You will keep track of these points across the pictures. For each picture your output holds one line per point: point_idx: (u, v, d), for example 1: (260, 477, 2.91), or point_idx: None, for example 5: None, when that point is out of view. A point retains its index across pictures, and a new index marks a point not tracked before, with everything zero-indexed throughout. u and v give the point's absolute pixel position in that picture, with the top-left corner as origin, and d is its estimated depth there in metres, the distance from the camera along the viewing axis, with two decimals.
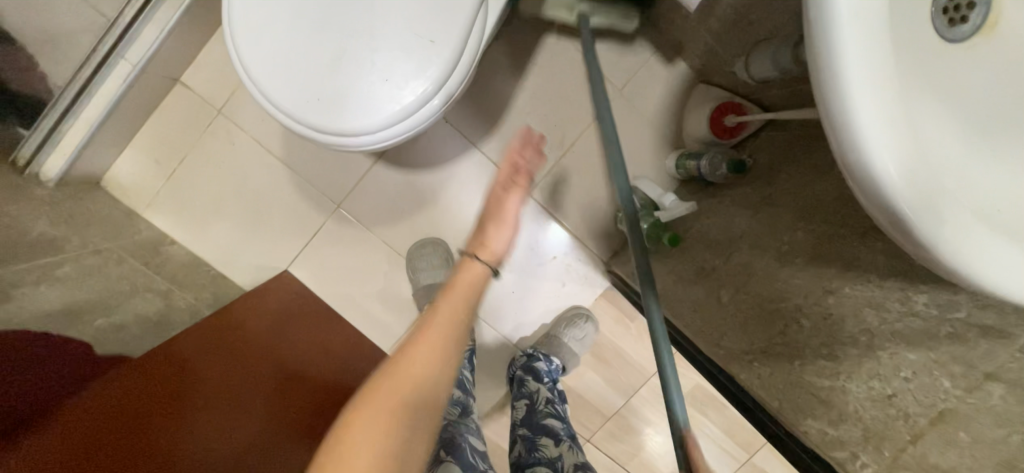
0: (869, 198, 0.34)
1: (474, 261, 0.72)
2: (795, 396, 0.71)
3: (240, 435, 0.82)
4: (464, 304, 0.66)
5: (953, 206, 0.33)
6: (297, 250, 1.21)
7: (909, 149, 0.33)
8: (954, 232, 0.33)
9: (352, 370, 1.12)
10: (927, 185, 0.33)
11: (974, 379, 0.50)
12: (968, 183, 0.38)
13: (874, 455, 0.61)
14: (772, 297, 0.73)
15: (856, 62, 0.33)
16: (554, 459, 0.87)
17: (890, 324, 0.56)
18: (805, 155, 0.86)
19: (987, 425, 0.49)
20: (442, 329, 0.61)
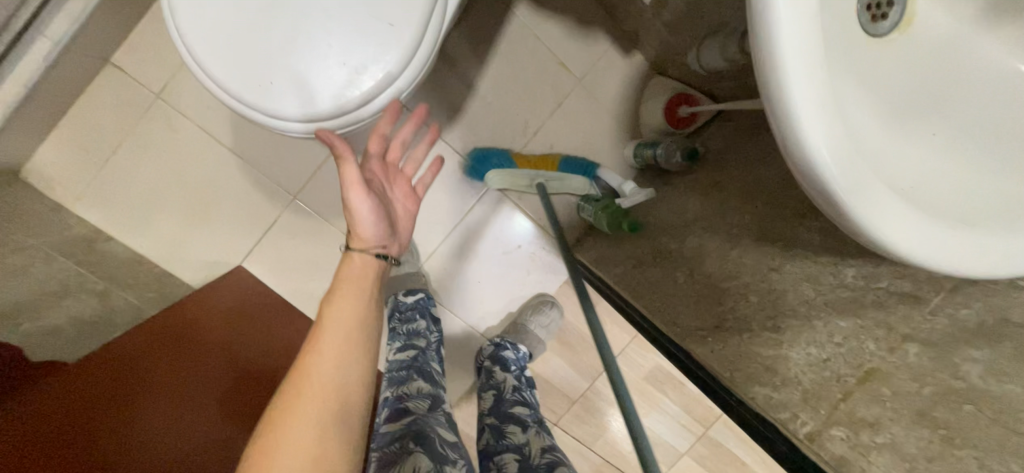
0: (808, 183, 0.37)
1: (351, 253, 0.68)
2: (743, 367, 0.75)
3: (200, 433, 0.79)
4: (356, 306, 0.63)
5: (875, 184, 0.37)
6: (250, 244, 1.16)
7: (839, 131, 0.36)
8: (884, 213, 0.36)
9: None
10: (853, 164, 0.36)
11: (893, 339, 0.55)
12: (888, 166, 0.42)
13: (813, 413, 0.65)
14: (723, 276, 0.77)
15: (797, 50, 0.35)
16: (522, 445, 0.85)
17: (824, 295, 0.61)
18: (750, 143, 0.92)
19: (902, 380, 0.55)
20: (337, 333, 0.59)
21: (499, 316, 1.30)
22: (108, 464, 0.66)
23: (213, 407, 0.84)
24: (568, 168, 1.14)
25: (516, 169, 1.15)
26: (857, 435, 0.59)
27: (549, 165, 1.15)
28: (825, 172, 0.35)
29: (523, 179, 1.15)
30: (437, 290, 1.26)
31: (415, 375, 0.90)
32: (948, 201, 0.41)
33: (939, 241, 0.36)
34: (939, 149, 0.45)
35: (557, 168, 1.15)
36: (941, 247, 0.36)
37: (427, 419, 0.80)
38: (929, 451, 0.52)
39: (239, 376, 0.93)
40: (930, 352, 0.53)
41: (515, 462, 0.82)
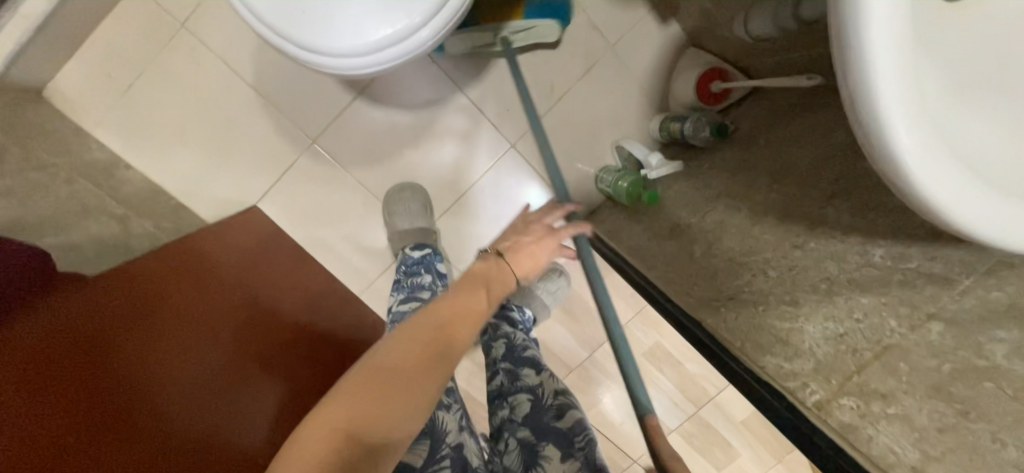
0: (869, 147, 0.38)
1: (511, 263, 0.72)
2: (754, 337, 0.68)
3: (210, 363, 0.81)
4: (470, 324, 0.59)
5: (931, 139, 0.36)
6: (265, 185, 1.16)
7: (906, 84, 0.37)
8: (941, 180, 0.36)
9: (314, 320, 1.11)
10: (917, 120, 0.36)
11: (917, 316, 0.51)
12: (952, 131, 0.40)
13: (821, 382, 0.58)
14: (742, 252, 0.75)
15: (876, 17, 0.36)
16: (536, 386, 0.89)
17: (848, 272, 0.57)
18: (783, 122, 0.90)
19: (922, 356, 0.50)
20: (460, 320, 0.58)
21: None
22: (128, 381, 0.67)
23: (223, 342, 0.86)
24: (538, 12, 1.06)
25: (479, 23, 1.03)
26: (865, 406, 0.53)
27: (514, 11, 1.04)
28: (885, 121, 0.36)
29: (488, 35, 1.05)
30: (445, 246, 1.27)
31: None
32: (1003, 173, 0.40)
33: (987, 206, 0.36)
34: (1000, 121, 0.43)
35: (526, 14, 1.04)
36: (983, 218, 0.36)
37: None
38: (943, 423, 0.47)
39: (248, 317, 0.94)
40: (954, 330, 0.48)
41: (527, 402, 0.87)
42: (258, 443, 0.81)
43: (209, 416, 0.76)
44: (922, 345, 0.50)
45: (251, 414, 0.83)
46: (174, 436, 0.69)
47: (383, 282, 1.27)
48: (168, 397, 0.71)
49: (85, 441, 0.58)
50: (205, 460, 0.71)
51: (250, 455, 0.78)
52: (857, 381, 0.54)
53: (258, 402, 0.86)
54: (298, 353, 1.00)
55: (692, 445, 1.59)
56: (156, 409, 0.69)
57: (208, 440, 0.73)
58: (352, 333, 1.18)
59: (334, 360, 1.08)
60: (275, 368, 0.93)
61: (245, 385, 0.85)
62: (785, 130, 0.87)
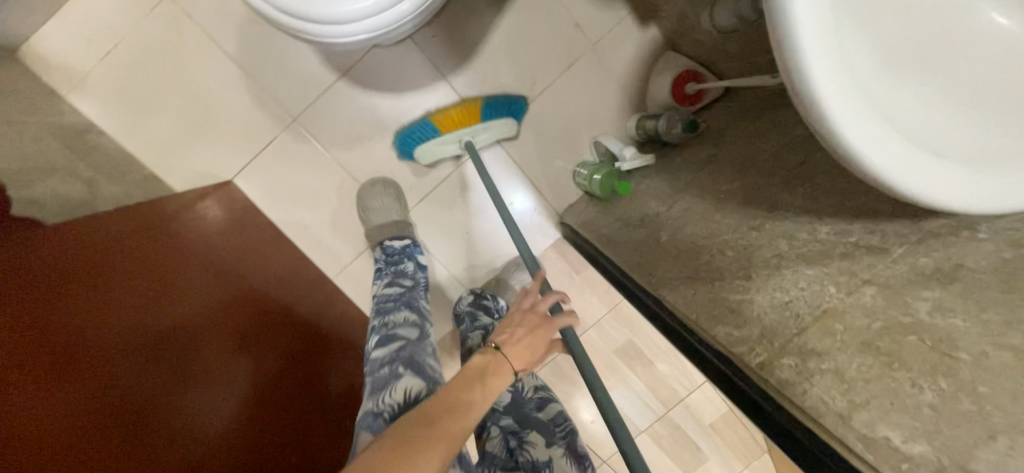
0: (798, 102, 0.40)
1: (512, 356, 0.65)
2: (708, 309, 0.68)
3: (174, 334, 0.78)
4: (459, 424, 0.56)
5: (863, 106, 0.39)
6: (243, 161, 1.16)
7: (838, 63, 0.39)
8: (861, 132, 0.38)
9: (282, 299, 1.09)
10: (850, 91, 0.39)
11: (852, 281, 0.53)
12: (883, 104, 0.44)
13: (764, 345, 0.59)
14: (705, 235, 0.77)
15: None
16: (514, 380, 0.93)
17: (795, 248, 0.60)
18: (751, 120, 0.94)
19: (856, 316, 0.51)
20: (455, 421, 0.56)
21: (483, 269, 1.31)
22: (91, 356, 0.64)
23: (186, 315, 0.83)
24: (493, 112, 1.17)
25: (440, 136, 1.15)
26: (803, 363, 0.55)
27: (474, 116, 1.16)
28: (809, 82, 0.38)
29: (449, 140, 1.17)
30: (422, 233, 1.27)
31: (403, 307, 0.92)
32: (932, 143, 0.44)
33: (907, 162, 0.38)
34: (927, 99, 0.47)
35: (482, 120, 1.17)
36: (900, 168, 0.38)
37: (417, 346, 0.83)
38: (869, 374, 0.49)
39: (211, 293, 0.92)
40: (886, 292, 0.51)
41: (507, 393, 0.90)
42: (229, 422, 0.79)
43: (181, 394, 0.74)
44: (856, 307, 0.52)
45: (225, 391, 0.81)
46: (142, 414, 0.67)
47: (357, 266, 1.27)
48: (134, 374, 0.68)
49: (47, 420, 0.56)
50: (176, 440, 0.69)
51: (220, 435, 0.77)
52: (797, 342, 0.55)
53: (228, 378, 0.83)
54: (264, 333, 0.98)
55: (660, 445, 1.60)
56: (123, 385, 0.66)
57: (174, 414, 0.71)
58: (324, 315, 1.18)
59: (305, 339, 1.07)
60: (243, 346, 0.91)
61: (215, 360, 0.83)
62: (751, 129, 0.91)
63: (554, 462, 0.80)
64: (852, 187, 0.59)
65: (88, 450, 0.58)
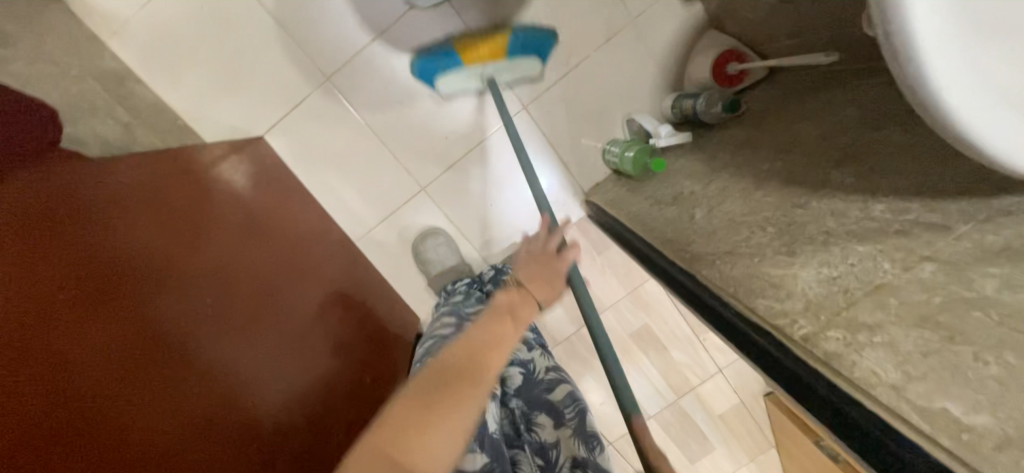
0: (880, 24, 0.39)
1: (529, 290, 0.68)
2: (746, 283, 0.62)
3: (204, 294, 0.77)
4: (494, 359, 0.57)
5: (961, 73, 0.38)
6: (275, 118, 1.16)
7: (937, 22, 0.38)
8: (941, 64, 0.37)
9: (311, 268, 1.09)
10: (948, 57, 0.37)
11: (910, 258, 0.49)
12: (997, 62, 0.40)
13: (809, 317, 0.52)
14: (743, 213, 0.75)
15: None
16: (527, 360, 0.89)
17: (846, 226, 0.57)
18: (797, 101, 0.91)
19: (911, 291, 0.48)
20: (492, 358, 0.57)
21: (501, 243, 1.31)
22: (126, 314, 0.62)
23: (216, 276, 0.82)
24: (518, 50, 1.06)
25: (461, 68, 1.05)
26: (852, 337, 0.48)
27: (498, 49, 1.04)
28: (901, 5, 0.37)
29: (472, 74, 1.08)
30: (444, 202, 1.27)
31: (447, 313, 1.03)
32: None
33: (979, 112, 0.37)
34: None
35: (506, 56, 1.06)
36: (969, 113, 0.37)
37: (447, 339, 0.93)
38: (926, 348, 0.44)
39: (241, 257, 0.91)
40: (945, 270, 0.47)
41: (519, 376, 0.86)
42: (256, 386, 0.78)
43: (211, 354, 0.73)
44: (913, 284, 0.48)
45: (254, 355, 0.80)
46: (178, 375, 0.65)
47: (380, 232, 1.28)
48: (167, 333, 0.67)
49: (89, 377, 0.55)
50: (211, 402, 0.69)
51: (253, 398, 0.76)
52: (846, 315, 0.49)
53: (257, 346, 0.82)
54: (285, 298, 0.96)
55: (668, 432, 1.60)
56: (158, 344, 0.65)
57: (206, 375, 0.69)
58: (349, 285, 1.17)
59: (331, 312, 1.07)
60: (266, 310, 0.89)
61: (241, 322, 0.81)
62: (797, 109, 0.88)
63: (563, 442, 0.80)
64: (911, 168, 0.57)
65: (129, 409, 0.57)
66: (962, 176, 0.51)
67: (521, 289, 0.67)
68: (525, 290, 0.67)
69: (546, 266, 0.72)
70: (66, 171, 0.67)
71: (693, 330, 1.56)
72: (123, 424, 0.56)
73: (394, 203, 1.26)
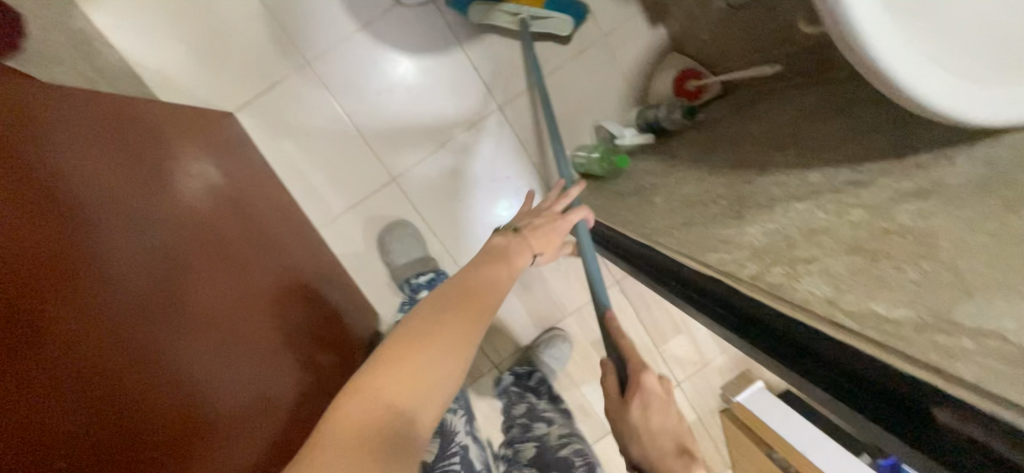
0: None
1: (524, 244, 0.71)
2: (702, 242, 0.65)
3: (164, 261, 0.70)
4: (492, 295, 0.59)
5: (878, 12, 0.43)
6: (247, 96, 1.16)
7: None
8: (864, 13, 0.42)
9: (273, 257, 1.04)
10: (872, 9, 0.43)
11: (841, 205, 0.53)
12: (923, 18, 0.45)
13: (756, 260, 0.55)
14: (699, 194, 0.80)
15: None
16: (542, 435, 1.03)
17: (789, 191, 0.62)
18: (747, 108, 1.00)
19: (845, 229, 0.50)
20: (485, 296, 0.58)
21: (466, 240, 1.31)
22: (75, 264, 0.55)
23: (177, 247, 0.75)
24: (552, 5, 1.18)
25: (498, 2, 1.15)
26: (794, 270, 0.50)
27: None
28: None
29: (506, 15, 1.17)
30: (412, 193, 1.28)
31: None
32: (968, 61, 0.45)
33: (900, 59, 0.43)
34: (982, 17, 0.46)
35: (542, 5, 1.17)
36: (891, 58, 0.43)
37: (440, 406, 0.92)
38: (856, 267, 0.45)
39: (204, 232, 0.84)
40: (873, 211, 0.50)
41: (533, 448, 0.99)
42: (213, 371, 0.69)
43: (166, 328, 0.64)
44: (843, 222, 0.51)
45: (215, 348, 0.71)
46: (127, 356, 0.57)
47: (346, 220, 1.26)
48: (121, 308, 0.58)
49: (21, 317, 0.46)
50: (156, 390, 0.58)
51: (205, 395, 0.65)
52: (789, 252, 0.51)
53: (216, 328, 0.74)
54: (250, 296, 0.88)
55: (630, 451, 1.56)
56: (107, 316, 0.56)
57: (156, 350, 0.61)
58: (306, 273, 1.12)
59: (292, 305, 1.00)
60: (228, 295, 0.81)
61: (204, 311, 0.73)
62: (747, 114, 0.97)
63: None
64: (841, 144, 0.64)
65: (64, 380, 0.48)
66: (882, 145, 0.58)
67: (523, 237, 0.72)
68: (521, 239, 0.72)
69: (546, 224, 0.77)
70: (39, 108, 0.61)
71: (652, 341, 1.59)
72: (32, 378, 0.45)
73: (364, 192, 1.26)
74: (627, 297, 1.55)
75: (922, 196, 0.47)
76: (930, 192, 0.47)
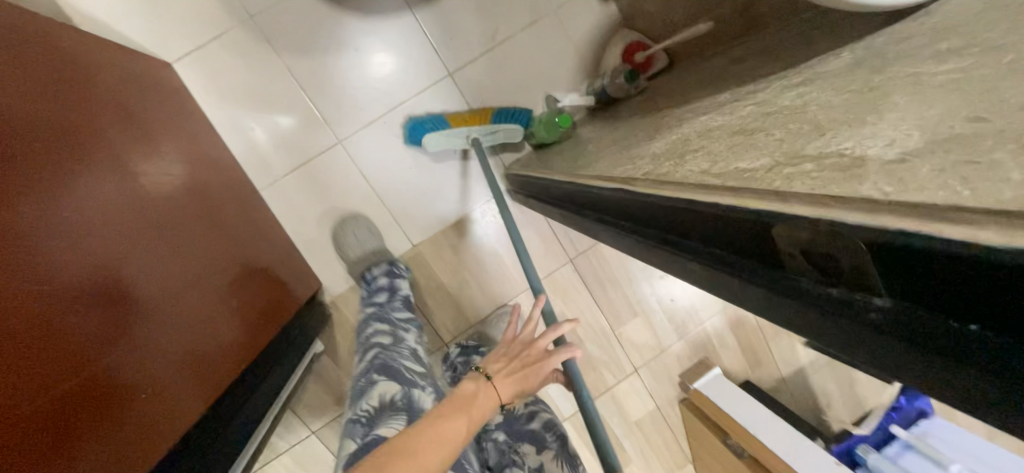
0: None
1: (490, 387, 0.65)
2: (614, 164, 0.65)
3: (74, 222, 0.66)
4: (442, 450, 0.53)
5: None
6: (188, 47, 1.16)
7: None
8: None
9: (216, 231, 1.01)
10: None
11: (737, 109, 0.53)
12: None
13: (651, 161, 0.54)
14: (625, 135, 0.80)
15: None
16: (502, 400, 0.93)
17: (698, 112, 0.62)
18: (686, 72, 1.01)
19: (733, 124, 0.49)
20: (436, 453, 0.52)
21: (413, 206, 1.30)
22: None
23: (94, 211, 0.71)
24: (498, 118, 1.21)
25: (449, 129, 1.19)
26: (680, 160, 0.49)
27: (481, 118, 1.21)
28: None
29: (456, 137, 1.19)
30: (358, 156, 1.26)
31: (375, 321, 1.00)
32: None
33: None
34: None
35: (490, 121, 1.20)
36: None
37: (394, 353, 0.86)
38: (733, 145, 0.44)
39: (132, 201, 0.81)
40: (761, 107, 0.49)
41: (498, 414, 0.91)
42: (121, 339, 0.65)
43: (70, 288, 0.60)
44: (732, 118, 0.50)
45: (128, 316, 0.68)
46: (23, 307, 0.53)
47: (288, 181, 1.25)
48: (18, 260, 0.55)
49: None
50: (98, 352, 0.61)
51: (144, 357, 0.68)
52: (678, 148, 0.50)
53: (132, 295, 0.70)
54: (186, 261, 0.87)
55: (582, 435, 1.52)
56: (40, 281, 0.57)
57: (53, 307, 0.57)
58: (250, 248, 1.10)
59: (228, 281, 0.97)
60: (152, 265, 0.78)
61: (129, 285, 0.71)
62: (684, 76, 0.98)
63: (546, 465, 0.83)
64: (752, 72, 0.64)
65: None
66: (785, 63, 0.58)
67: (493, 378, 0.67)
68: (492, 381, 0.66)
69: (524, 354, 0.71)
70: None
71: (608, 324, 1.57)
72: None
73: (308, 153, 1.24)
74: (583, 278, 1.53)
75: (806, 83, 0.46)
76: (812, 80, 0.46)
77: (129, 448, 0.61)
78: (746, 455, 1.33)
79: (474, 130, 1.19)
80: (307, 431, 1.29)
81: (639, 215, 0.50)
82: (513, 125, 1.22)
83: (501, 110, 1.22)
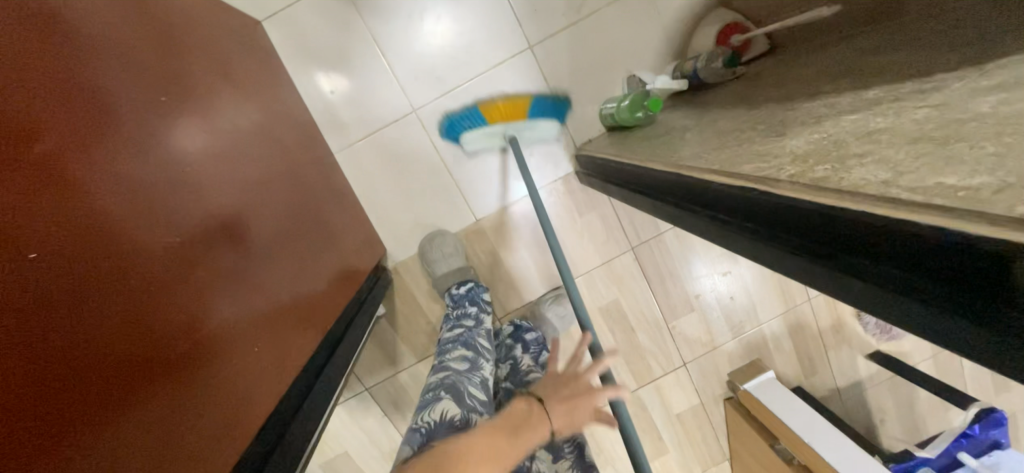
0: None
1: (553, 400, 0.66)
2: (734, 160, 0.61)
3: (186, 190, 0.71)
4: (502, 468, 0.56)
5: None
6: (277, 6, 1.18)
7: None
8: None
9: (304, 195, 1.07)
10: None
11: (905, 109, 0.47)
12: None
13: (796, 165, 0.49)
14: (735, 126, 0.74)
15: None
16: None
17: (842, 108, 0.56)
18: (797, 59, 0.93)
19: (906, 126, 0.44)
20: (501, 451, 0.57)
21: (481, 182, 1.29)
22: (96, 176, 0.55)
23: (203, 179, 0.76)
24: (536, 112, 1.27)
25: (485, 125, 1.24)
26: (841, 166, 0.44)
27: (517, 114, 1.26)
28: None
29: (494, 133, 1.25)
30: (431, 127, 1.25)
31: (460, 346, 0.97)
32: None
33: None
34: None
35: (526, 116, 1.27)
36: None
37: (465, 377, 0.86)
38: (918, 153, 0.39)
39: (233, 166, 0.86)
40: (943, 108, 0.44)
41: None
42: (223, 305, 0.70)
43: (183, 255, 0.65)
44: (904, 121, 0.45)
45: (226, 281, 0.72)
46: (149, 273, 0.57)
47: (363, 147, 1.26)
48: (142, 230, 0.59)
49: (42, 218, 0.47)
50: (183, 317, 0.61)
51: (208, 317, 0.66)
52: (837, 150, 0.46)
53: (230, 261, 0.75)
54: (263, 220, 0.89)
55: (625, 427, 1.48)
56: (141, 247, 0.58)
57: (172, 274, 0.61)
58: (329, 212, 1.14)
59: (309, 242, 1.01)
60: (248, 230, 0.83)
61: (228, 251, 0.75)
62: (797, 63, 0.90)
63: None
64: (908, 67, 0.58)
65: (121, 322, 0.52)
66: (957, 60, 0.52)
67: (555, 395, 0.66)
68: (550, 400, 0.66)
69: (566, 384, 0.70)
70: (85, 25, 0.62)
71: (662, 315, 1.53)
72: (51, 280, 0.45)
73: (383, 120, 1.25)
74: (642, 266, 1.49)
75: (1007, 87, 0.40)
76: (1016, 82, 0.40)
77: (205, 408, 0.60)
78: (794, 462, 1.28)
79: (509, 126, 1.25)
80: (362, 388, 1.34)
81: (784, 220, 0.46)
82: (547, 121, 1.28)
83: (535, 100, 1.27)
